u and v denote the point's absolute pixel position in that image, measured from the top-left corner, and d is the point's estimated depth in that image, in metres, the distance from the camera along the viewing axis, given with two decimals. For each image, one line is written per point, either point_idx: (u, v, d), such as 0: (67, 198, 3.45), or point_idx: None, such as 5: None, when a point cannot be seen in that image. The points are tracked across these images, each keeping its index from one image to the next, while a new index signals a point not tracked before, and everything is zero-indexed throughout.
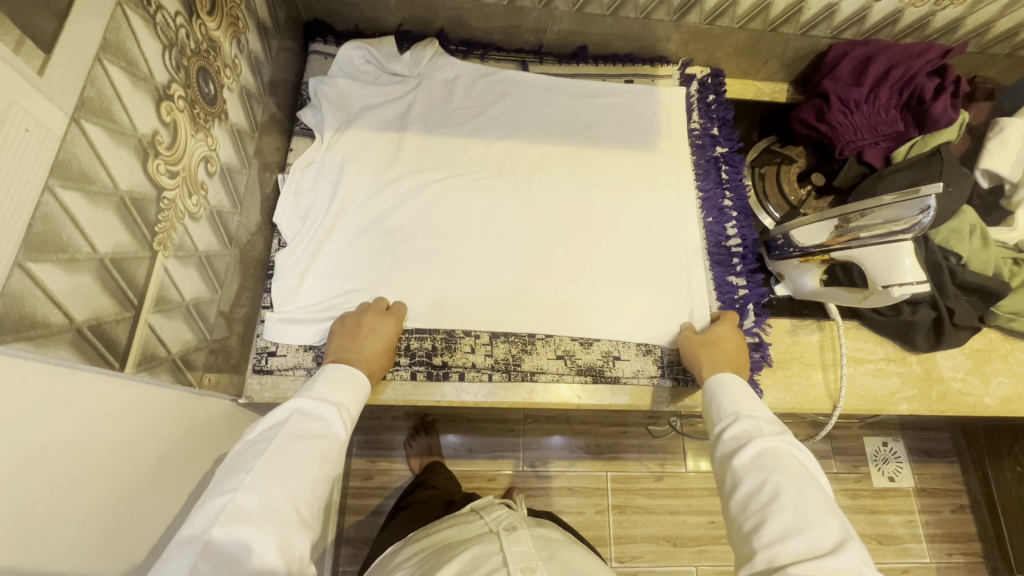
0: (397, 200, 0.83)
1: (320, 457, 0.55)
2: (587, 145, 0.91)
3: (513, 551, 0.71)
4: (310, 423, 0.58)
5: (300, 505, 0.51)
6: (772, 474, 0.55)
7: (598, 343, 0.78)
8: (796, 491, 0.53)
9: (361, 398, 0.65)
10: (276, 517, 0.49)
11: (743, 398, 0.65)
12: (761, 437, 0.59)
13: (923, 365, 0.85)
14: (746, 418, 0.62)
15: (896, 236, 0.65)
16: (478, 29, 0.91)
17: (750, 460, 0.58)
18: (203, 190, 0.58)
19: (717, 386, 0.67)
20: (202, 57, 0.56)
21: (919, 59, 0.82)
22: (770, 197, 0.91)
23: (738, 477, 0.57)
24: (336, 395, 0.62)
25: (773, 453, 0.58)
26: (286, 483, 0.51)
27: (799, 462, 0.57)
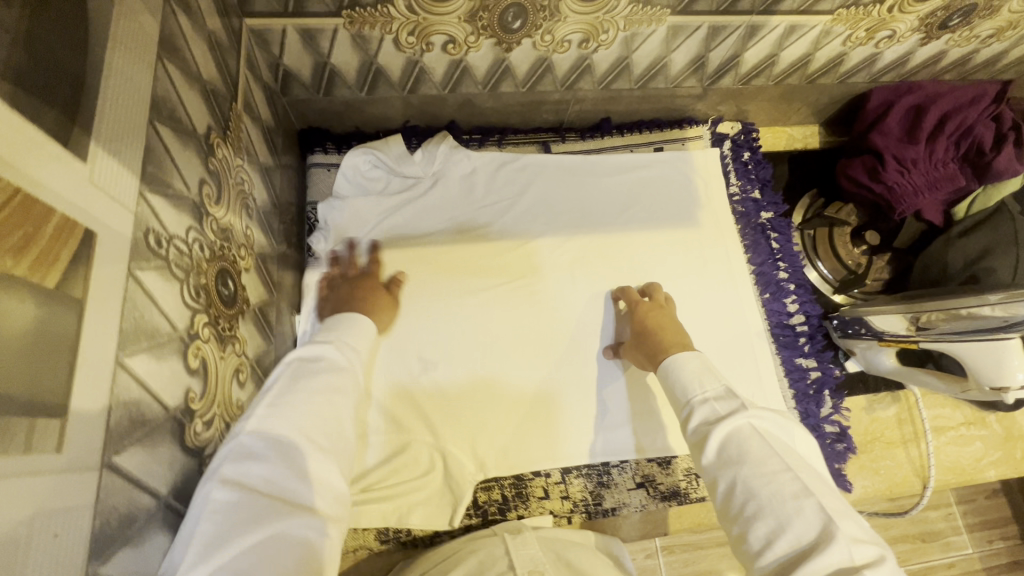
0: (430, 324, 0.74)
1: (336, 391, 0.45)
2: (626, 229, 0.83)
3: (521, 554, 0.56)
4: (318, 359, 0.47)
5: (321, 440, 0.42)
6: (740, 469, 0.47)
7: (677, 462, 0.72)
8: (765, 482, 0.45)
9: (365, 341, 0.53)
10: (292, 456, 0.40)
11: (693, 377, 0.56)
12: (721, 422, 0.51)
13: (1004, 424, 0.81)
14: (700, 404, 0.54)
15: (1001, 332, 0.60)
16: (492, 114, 0.82)
17: (717, 454, 0.49)
18: (240, 409, 0.49)
19: (667, 364, 0.60)
20: (218, 258, 0.47)
21: (974, 107, 0.76)
22: (824, 258, 0.85)
23: (711, 479, 0.49)
24: (333, 336, 0.50)
25: (735, 434, 0.49)
26: (300, 416, 0.42)
27: (763, 438, 0.48)
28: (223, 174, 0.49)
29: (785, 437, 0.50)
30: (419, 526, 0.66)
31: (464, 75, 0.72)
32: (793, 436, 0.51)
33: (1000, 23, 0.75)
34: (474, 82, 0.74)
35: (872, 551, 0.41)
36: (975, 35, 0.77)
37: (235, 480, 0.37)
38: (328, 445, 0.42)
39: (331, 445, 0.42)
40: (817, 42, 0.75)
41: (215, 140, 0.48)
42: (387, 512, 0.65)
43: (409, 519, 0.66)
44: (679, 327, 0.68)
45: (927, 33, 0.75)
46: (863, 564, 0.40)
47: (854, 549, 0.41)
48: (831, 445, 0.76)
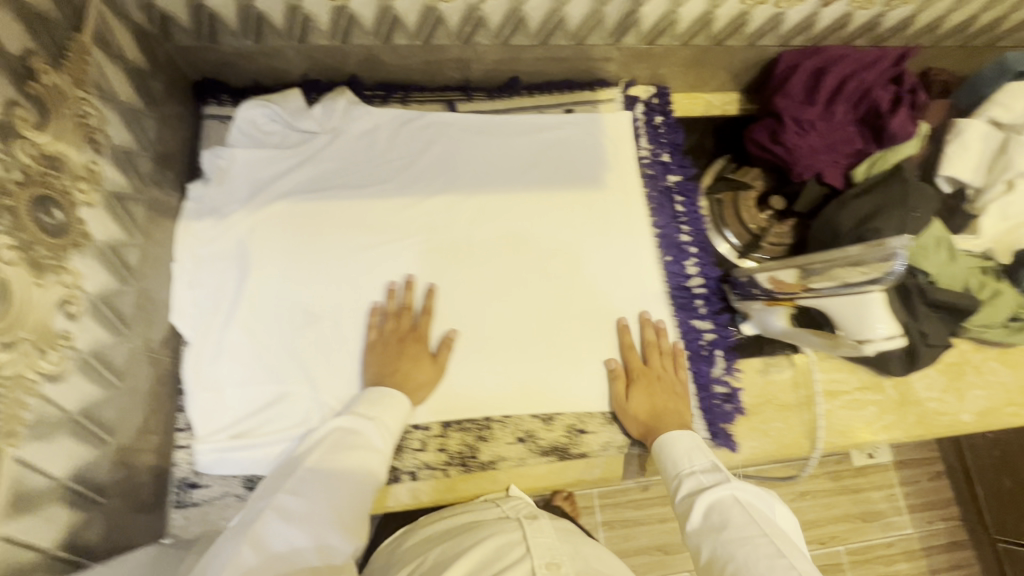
0: (318, 278, 0.74)
1: (361, 468, 0.59)
2: (529, 190, 0.83)
3: (539, 545, 0.57)
4: (356, 433, 0.62)
5: (341, 510, 0.55)
6: (720, 534, 0.55)
7: (560, 418, 0.73)
8: (740, 546, 0.53)
9: (402, 413, 0.66)
10: (310, 520, 0.53)
11: (687, 451, 0.65)
12: (705, 492, 0.59)
13: (898, 389, 0.82)
14: (688, 476, 0.62)
15: (866, 285, 0.60)
16: (396, 70, 0.81)
17: (700, 522, 0.57)
18: (66, 339, 0.48)
19: (659, 445, 0.67)
20: (38, 184, 0.46)
21: (872, 70, 0.76)
22: (729, 223, 0.85)
23: (696, 545, 0.57)
24: (373, 411, 0.65)
25: (714, 505, 0.58)
26: (325, 490, 0.56)
27: (743, 507, 0.56)
28: (52, 102, 0.48)
29: (766, 506, 0.58)
30: None
31: (352, 24, 0.71)
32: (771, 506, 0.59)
33: None
34: (365, 32, 0.73)
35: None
36: None
37: (265, 540, 0.51)
38: (348, 518, 0.55)
39: (347, 515, 0.55)
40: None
41: (38, 65, 0.46)
42: (259, 459, 0.66)
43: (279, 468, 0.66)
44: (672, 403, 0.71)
45: None
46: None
47: None
48: (718, 405, 0.77)
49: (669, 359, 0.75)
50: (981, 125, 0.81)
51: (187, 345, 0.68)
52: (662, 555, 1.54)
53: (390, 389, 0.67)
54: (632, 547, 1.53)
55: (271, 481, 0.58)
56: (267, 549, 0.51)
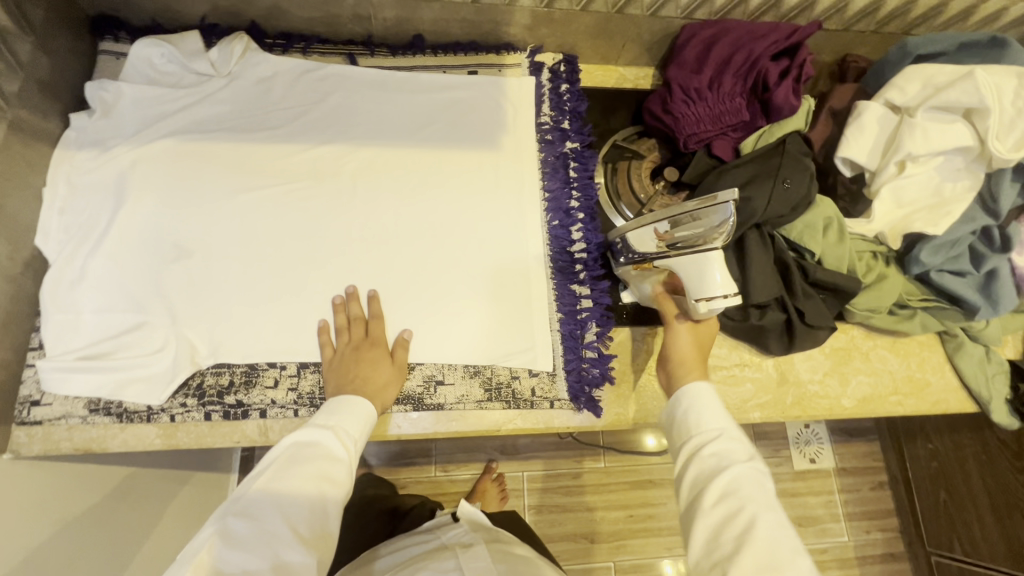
0: (194, 215, 0.74)
1: (321, 479, 0.55)
2: (422, 147, 0.83)
3: (469, 566, 0.73)
4: (315, 443, 0.58)
5: (298, 524, 0.52)
6: (747, 505, 0.52)
7: (419, 368, 0.74)
8: (767, 527, 0.51)
9: (364, 423, 0.63)
10: (265, 540, 0.50)
11: (722, 412, 0.60)
12: (741, 462, 0.55)
13: (779, 368, 0.81)
14: (727, 438, 0.57)
15: (707, 244, 0.63)
16: (295, 19, 0.82)
17: (725, 487, 0.54)
18: None
19: (693, 392, 0.61)
20: None
21: (762, 41, 0.75)
22: (622, 193, 0.85)
23: (706, 507, 0.53)
24: (331, 419, 0.61)
25: (737, 477, 0.54)
26: (280, 505, 0.52)
27: (767, 486, 0.55)
28: None
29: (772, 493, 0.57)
30: (132, 401, 0.67)
31: None
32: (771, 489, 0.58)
33: None
34: None
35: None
36: None
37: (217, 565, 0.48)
38: (307, 533, 0.52)
39: (305, 530, 0.52)
40: None
41: None
42: (103, 382, 0.66)
43: (123, 392, 0.67)
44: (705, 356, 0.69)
45: None
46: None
47: None
48: (585, 370, 0.76)
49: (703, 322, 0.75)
50: (878, 107, 0.80)
51: (49, 267, 0.69)
52: (588, 543, 1.51)
53: (352, 395, 0.65)
54: (558, 532, 1.50)
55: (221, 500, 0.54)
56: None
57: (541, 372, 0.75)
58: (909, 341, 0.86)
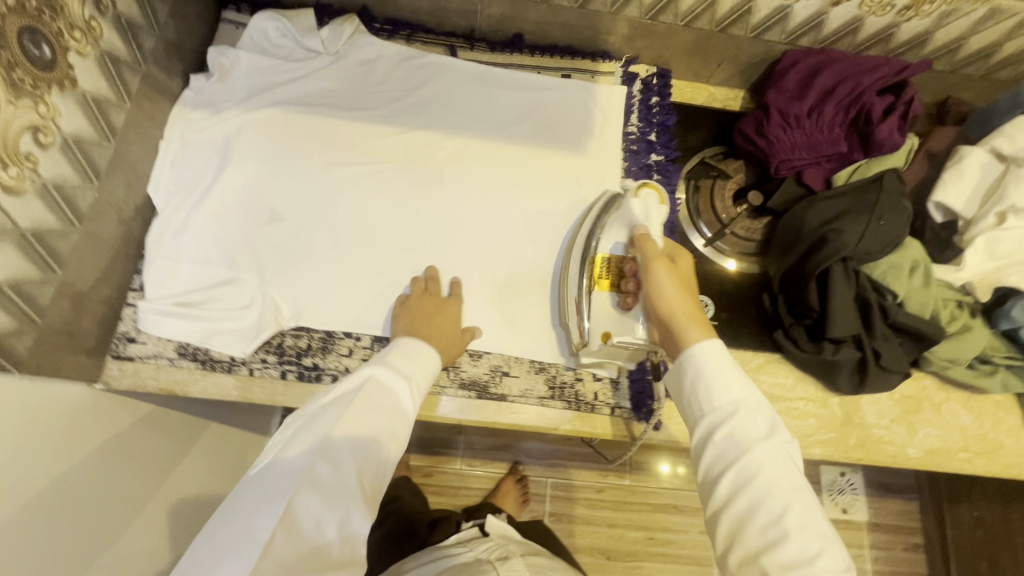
0: (290, 183, 0.77)
1: (390, 432, 0.57)
2: (510, 142, 0.85)
3: None
4: (390, 393, 0.59)
5: (367, 480, 0.54)
6: (768, 494, 0.51)
7: (487, 357, 0.75)
8: (790, 511, 0.50)
9: (431, 375, 0.65)
10: (342, 494, 0.51)
11: (731, 377, 0.56)
12: (757, 443, 0.53)
13: (844, 408, 0.79)
14: (739, 412, 0.55)
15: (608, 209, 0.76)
16: (404, 7, 0.85)
17: (743, 473, 0.52)
18: (32, 161, 0.53)
19: (699, 347, 0.58)
20: (27, 15, 0.51)
21: (870, 75, 0.74)
22: (703, 212, 0.85)
23: (726, 496, 0.52)
24: (406, 368, 0.62)
25: (754, 461, 0.52)
26: (357, 457, 0.54)
27: (792, 465, 0.53)
28: None
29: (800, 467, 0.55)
30: (217, 351, 0.70)
31: None
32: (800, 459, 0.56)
33: None
34: None
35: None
36: (889, 3, 0.74)
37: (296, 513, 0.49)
38: (371, 489, 0.54)
39: (371, 489, 0.54)
40: None
41: None
42: (193, 330, 0.70)
43: (210, 341, 0.70)
44: (695, 294, 0.65)
45: None
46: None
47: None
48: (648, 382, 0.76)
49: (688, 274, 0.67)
50: (981, 154, 0.78)
51: (156, 215, 0.73)
52: (603, 559, 1.49)
53: (425, 343, 0.66)
54: (574, 543, 1.49)
55: (294, 431, 0.55)
56: (298, 521, 0.49)
57: (606, 377, 0.76)
58: (985, 398, 0.82)
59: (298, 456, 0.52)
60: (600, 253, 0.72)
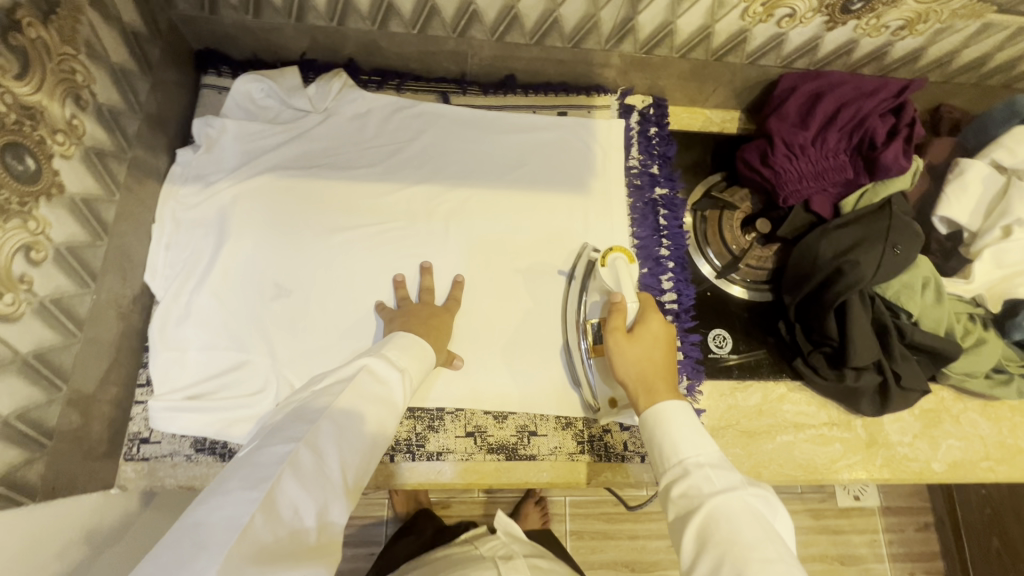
0: (293, 253, 0.74)
1: (377, 423, 0.55)
2: (512, 188, 0.83)
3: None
4: (384, 384, 0.58)
5: (349, 474, 0.51)
6: (730, 549, 0.49)
7: (512, 418, 0.75)
8: (753, 563, 0.47)
9: (425, 370, 0.64)
10: (323, 482, 0.49)
11: (687, 435, 0.57)
12: (710, 496, 0.52)
13: (868, 430, 0.80)
14: (694, 467, 0.55)
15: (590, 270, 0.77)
16: (391, 57, 0.82)
17: (701, 525, 0.51)
18: (26, 283, 0.50)
19: (652, 417, 0.59)
20: (8, 131, 0.48)
21: (870, 100, 0.75)
22: (712, 244, 0.85)
23: (692, 553, 0.51)
24: (403, 361, 0.61)
25: (710, 513, 0.51)
26: (342, 446, 0.51)
27: (753, 515, 0.51)
28: (35, 55, 0.50)
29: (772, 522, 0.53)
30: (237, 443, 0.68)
31: (347, 7, 0.72)
32: (772, 512, 0.53)
33: (909, 14, 0.71)
34: (361, 17, 0.74)
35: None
36: (884, 25, 0.73)
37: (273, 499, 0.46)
38: (352, 483, 0.51)
39: (350, 479, 0.51)
40: (713, 13, 0.72)
41: (23, 18, 0.48)
42: (211, 422, 0.67)
43: (230, 432, 0.67)
44: (659, 363, 0.65)
45: (830, 17, 0.72)
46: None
47: None
48: None
49: (663, 344, 0.67)
50: (983, 167, 0.78)
51: (157, 303, 0.70)
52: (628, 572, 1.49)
53: (421, 338, 0.65)
54: (598, 559, 1.49)
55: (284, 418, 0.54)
56: (276, 507, 0.45)
57: (633, 426, 0.76)
58: (1001, 404, 0.83)
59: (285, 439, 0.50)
60: (590, 318, 0.73)
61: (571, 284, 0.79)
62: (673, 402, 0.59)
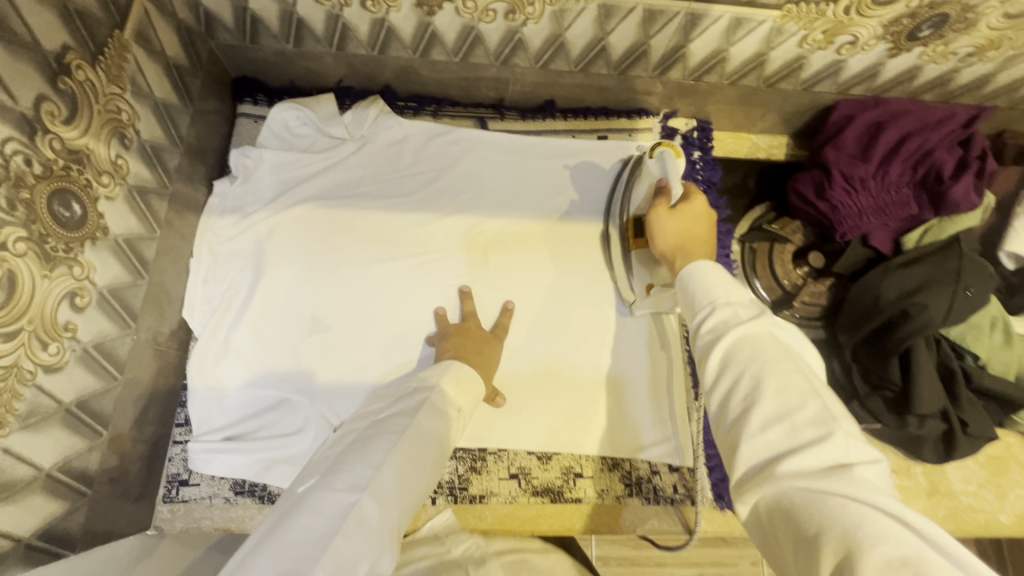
0: (329, 287, 0.72)
1: (430, 466, 0.49)
2: (552, 218, 0.80)
3: None
4: (442, 421, 0.52)
5: (400, 524, 0.44)
6: (747, 365, 0.41)
7: (557, 459, 0.73)
8: (769, 371, 0.40)
9: (474, 406, 0.59)
10: (384, 533, 0.42)
11: (720, 283, 0.48)
12: (738, 326, 0.43)
13: (929, 477, 0.76)
14: (724, 307, 0.46)
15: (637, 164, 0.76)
16: (430, 84, 0.80)
17: (722, 355, 0.43)
18: (70, 330, 0.49)
19: (686, 273, 0.52)
20: (59, 178, 0.47)
21: (937, 130, 0.71)
22: (761, 276, 0.81)
23: (706, 372, 0.44)
24: (458, 398, 0.56)
25: (741, 344, 0.42)
26: (402, 489, 0.45)
27: (782, 343, 0.42)
28: (83, 96, 0.49)
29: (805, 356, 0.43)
30: (276, 485, 0.66)
31: (390, 36, 0.70)
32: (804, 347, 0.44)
33: (980, 40, 0.67)
34: (402, 45, 0.72)
35: (870, 456, 0.36)
36: (952, 51, 0.69)
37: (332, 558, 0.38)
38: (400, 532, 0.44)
39: (400, 526, 0.45)
40: (769, 41, 0.69)
41: (72, 61, 0.47)
42: (249, 464, 0.66)
43: (268, 475, 0.66)
44: (701, 236, 0.60)
45: (895, 44, 0.68)
46: (805, 443, 0.36)
47: (852, 445, 0.36)
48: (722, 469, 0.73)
49: (705, 220, 0.62)
50: None
51: (195, 340, 0.69)
52: None
53: (472, 370, 0.60)
54: None
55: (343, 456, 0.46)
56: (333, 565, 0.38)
57: (682, 468, 0.73)
58: None
59: (344, 482, 0.43)
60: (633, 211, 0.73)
61: (619, 183, 0.79)
62: (711, 261, 0.51)
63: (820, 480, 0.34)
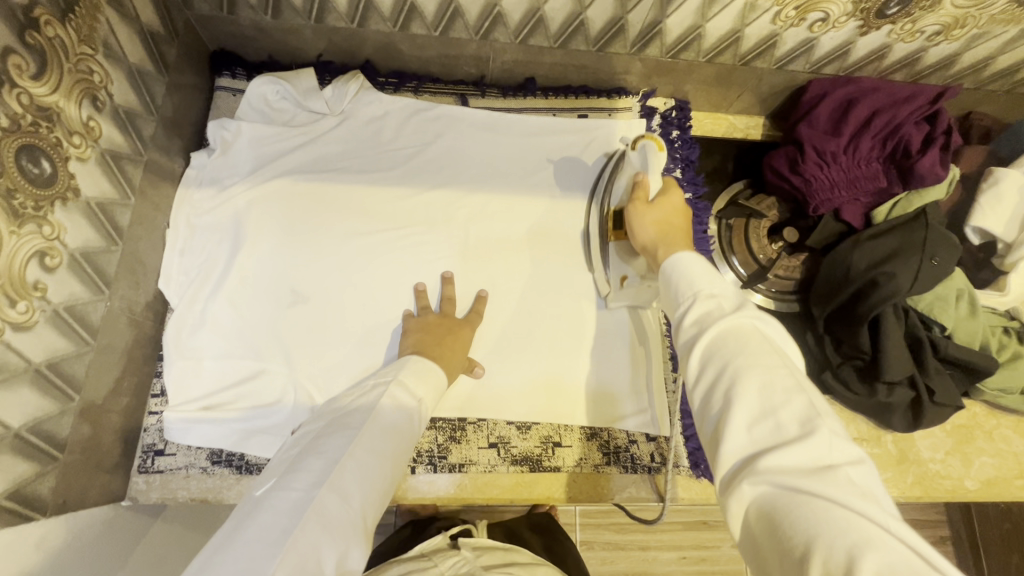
0: (307, 260, 0.72)
1: (396, 456, 0.50)
2: (532, 194, 0.80)
3: None
4: (403, 414, 0.54)
5: (368, 516, 0.45)
6: (732, 359, 0.42)
7: (536, 428, 0.73)
8: (754, 367, 0.41)
9: (439, 396, 0.60)
10: (349, 525, 0.43)
11: (703, 276, 0.49)
12: (719, 320, 0.44)
13: (898, 445, 0.78)
14: (704, 300, 0.47)
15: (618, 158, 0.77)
16: (411, 60, 0.80)
17: (705, 348, 0.44)
18: (39, 289, 0.49)
19: (669, 265, 0.53)
20: (24, 133, 0.47)
21: (906, 106, 0.73)
22: (738, 251, 0.83)
23: (689, 368, 0.45)
24: (420, 389, 0.57)
25: (724, 337, 0.43)
26: (365, 481, 0.46)
27: (766, 337, 0.43)
28: (52, 53, 0.49)
29: (787, 350, 0.44)
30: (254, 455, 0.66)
31: (369, 9, 0.70)
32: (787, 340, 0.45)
33: (945, 19, 0.69)
34: (382, 18, 0.72)
35: (852, 453, 0.36)
36: (919, 30, 0.71)
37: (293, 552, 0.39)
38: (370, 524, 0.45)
39: (369, 520, 0.45)
40: (744, 17, 0.70)
41: (40, 15, 0.47)
42: (227, 433, 0.66)
43: (247, 444, 0.66)
44: (680, 227, 0.62)
45: (864, 21, 0.70)
46: (790, 440, 0.37)
47: (836, 442, 0.36)
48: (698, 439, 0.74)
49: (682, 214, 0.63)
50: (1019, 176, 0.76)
51: (171, 311, 0.69)
52: None
53: (427, 358, 0.61)
54: None
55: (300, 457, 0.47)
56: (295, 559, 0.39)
57: (658, 437, 0.74)
58: None
59: (301, 480, 0.44)
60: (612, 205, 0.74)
61: (602, 175, 0.80)
62: (693, 253, 0.53)
63: (804, 480, 0.34)
